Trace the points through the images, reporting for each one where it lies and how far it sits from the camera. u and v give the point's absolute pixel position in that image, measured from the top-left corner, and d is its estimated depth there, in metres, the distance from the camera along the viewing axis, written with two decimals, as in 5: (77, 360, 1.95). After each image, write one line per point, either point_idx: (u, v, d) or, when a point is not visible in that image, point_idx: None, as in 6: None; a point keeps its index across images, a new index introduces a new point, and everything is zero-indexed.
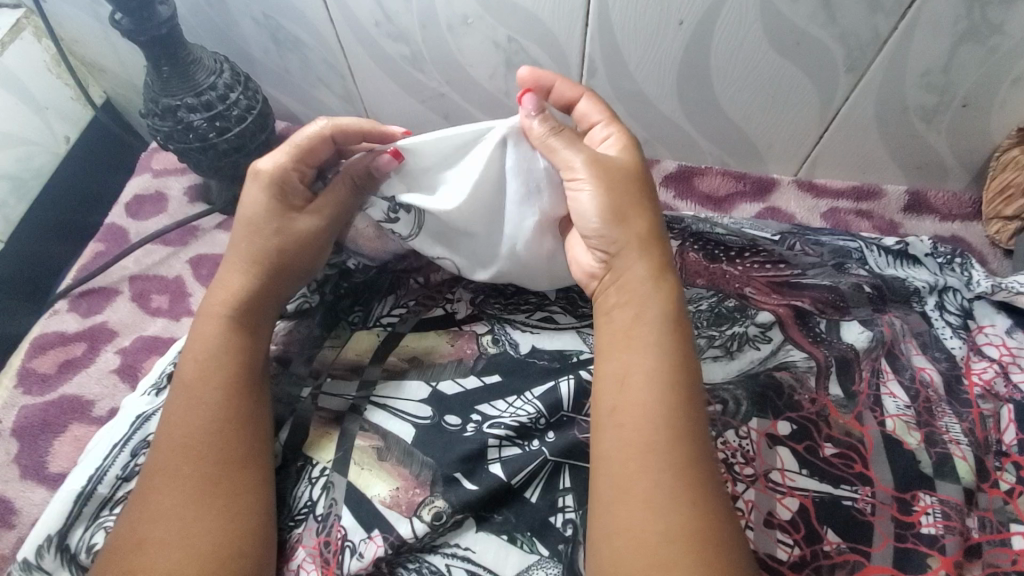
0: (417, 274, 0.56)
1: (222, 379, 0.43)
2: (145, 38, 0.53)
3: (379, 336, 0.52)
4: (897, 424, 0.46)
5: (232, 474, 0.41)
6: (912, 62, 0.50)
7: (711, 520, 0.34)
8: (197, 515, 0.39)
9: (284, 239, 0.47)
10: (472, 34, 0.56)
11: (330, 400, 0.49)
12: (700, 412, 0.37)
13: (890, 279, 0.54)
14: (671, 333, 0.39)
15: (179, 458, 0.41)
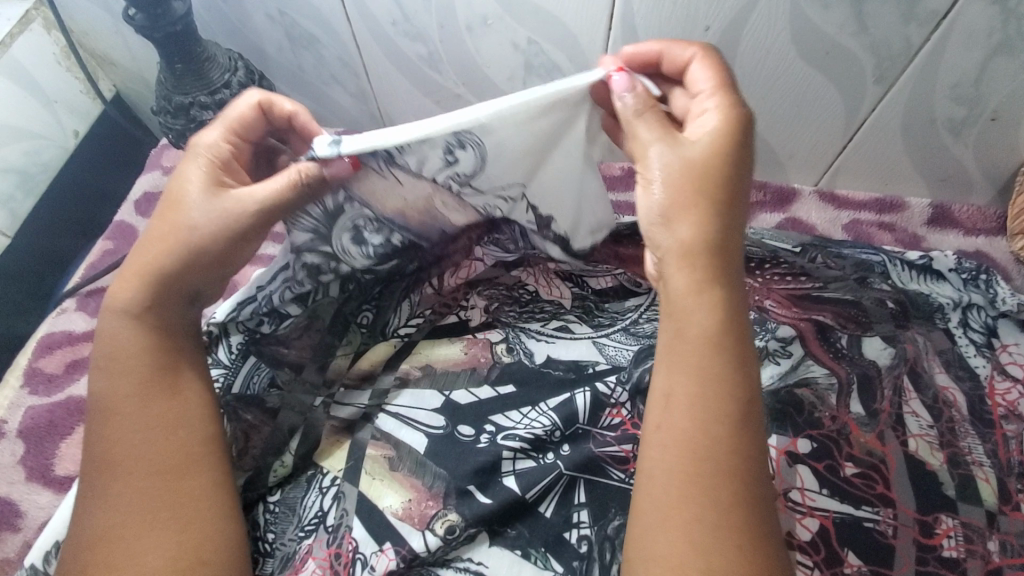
0: (433, 276, 0.54)
1: (152, 384, 0.41)
2: (159, 35, 0.52)
3: (394, 346, 0.52)
4: (919, 444, 0.45)
5: (175, 482, 0.39)
6: (943, 73, 0.48)
7: (751, 538, 0.33)
8: (142, 532, 0.37)
9: (199, 228, 0.41)
10: (491, 35, 0.55)
11: (342, 408, 0.49)
12: (745, 434, 0.35)
13: (914, 294, 0.54)
14: (716, 348, 0.36)
15: (113, 474, 0.39)
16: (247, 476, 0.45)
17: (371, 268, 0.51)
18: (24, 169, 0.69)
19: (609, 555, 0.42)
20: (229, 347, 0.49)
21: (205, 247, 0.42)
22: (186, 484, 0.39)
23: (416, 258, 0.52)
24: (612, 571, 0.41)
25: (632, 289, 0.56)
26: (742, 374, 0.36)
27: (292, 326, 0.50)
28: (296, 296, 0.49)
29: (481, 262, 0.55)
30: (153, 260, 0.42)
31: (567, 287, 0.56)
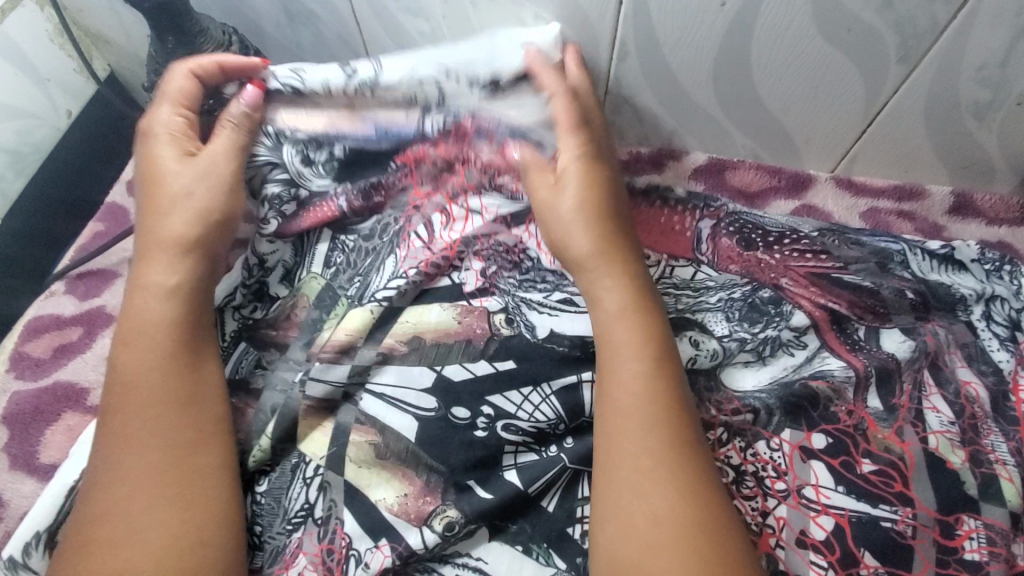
0: (423, 231, 0.52)
1: (176, 355, 0.40)
2: (149, 5, 0.49)
3: (373, 315, 0.48)
4: (940, 441, 0.43)
5: (188, 458, 0.38)
6: (970, 52, 0.46)
7: (696, 495, 0.35)
8: (149, 506, 0.35)
9: (195, 186, 0.46)
10: (496, 10, 0.52)
11: (317, 386, 0.46)
12: (674, 393, 0.38)
13: (935, 283, 0.51)
14: (632, 318, 0.41)
15: (121, 445, 0.37)
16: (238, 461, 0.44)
17: (357, 226, 0.53)
18: (16, 148, 0.69)
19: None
20: (224, 334, 0.49)
21: (207, 211, 0.46)
22: (195, 463, 0.38)
23: (404, 216, 0.53)
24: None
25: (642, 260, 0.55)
26: (649, 338, 0.40)
27: (281, 300, 0.51)
28: (285, 272, 0.52)
29: (479, 216, 0.53)
30: (153, 217, 0.45)
31: None
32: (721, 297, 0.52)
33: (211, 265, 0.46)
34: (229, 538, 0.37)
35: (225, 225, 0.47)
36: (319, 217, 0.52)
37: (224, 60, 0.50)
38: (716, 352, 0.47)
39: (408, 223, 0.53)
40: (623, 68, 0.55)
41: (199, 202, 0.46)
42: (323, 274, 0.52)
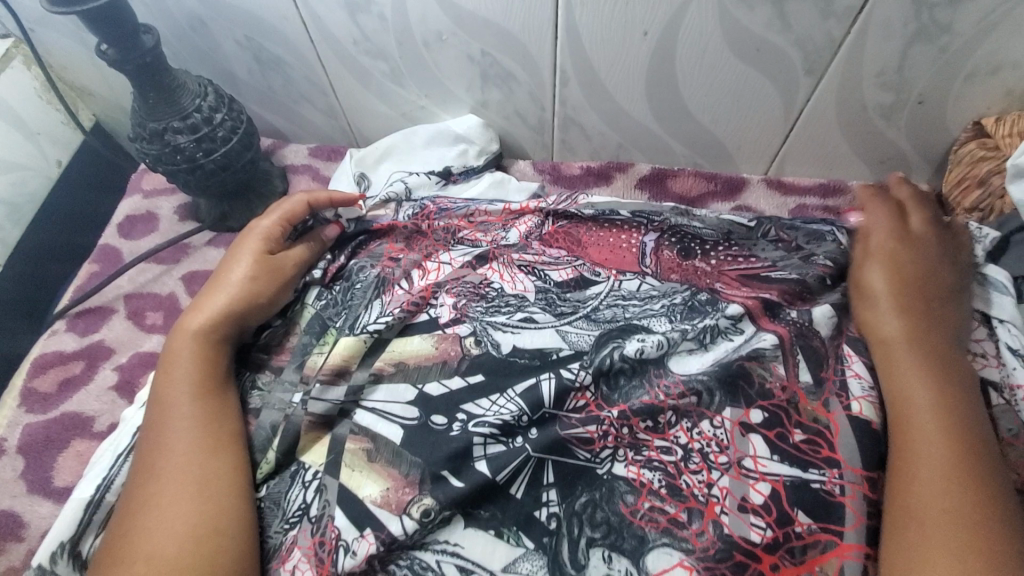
0: (403, 281, 0.59)
1: (205, 381, 0.48)
2: (131, 66, 0.51)
3: (365, 343, 0.54)
4: (863, 405, 0.47)
5: (208, 460, 0.44)
6: (867, 64, 0.50)
7: (973, 520, 0.39)
8: (174, 501, 0.41)
9: (258, 276, 0.54)
10: (447, 49, 0.58)
11: (316, 404, 0.51)
12: (941, 450, 0.43)
13: (855, 264, 0.55)
14: (931, 386, 0.46)
15: (157, 454, 0.44)
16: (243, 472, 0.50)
17: (334, 286, 0.59)
18: (11, 200, 0.69)
19: (576, 530, 0.45)
20: None
21: (255, 296, 0.54)
22: (212, 463, 0.44)
23: (378, 265, 0.60)
24: (580, 544, 0.45)
25: (591, 278, 0.59)
26: (930, 399, 0.45)
27: (282, 332, 0.57)
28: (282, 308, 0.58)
29: (448, 266, 0.60)
30: (218, 294, 0.53)
31: (530, 281, 0.59)
32: (664, 304, 0.55)
33: (243, 325, 0.53)
34: (242, 526, 0.42)
35: (265, 306, 0.55)
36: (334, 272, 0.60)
37: (337, 197, 0.63)
38: (661, 343, 0.52)
39: (384, 269, 0.60)
40: (566, 92, 0.60)
41: (254, 285, 0.54)
42: (314, 302, 0.58)
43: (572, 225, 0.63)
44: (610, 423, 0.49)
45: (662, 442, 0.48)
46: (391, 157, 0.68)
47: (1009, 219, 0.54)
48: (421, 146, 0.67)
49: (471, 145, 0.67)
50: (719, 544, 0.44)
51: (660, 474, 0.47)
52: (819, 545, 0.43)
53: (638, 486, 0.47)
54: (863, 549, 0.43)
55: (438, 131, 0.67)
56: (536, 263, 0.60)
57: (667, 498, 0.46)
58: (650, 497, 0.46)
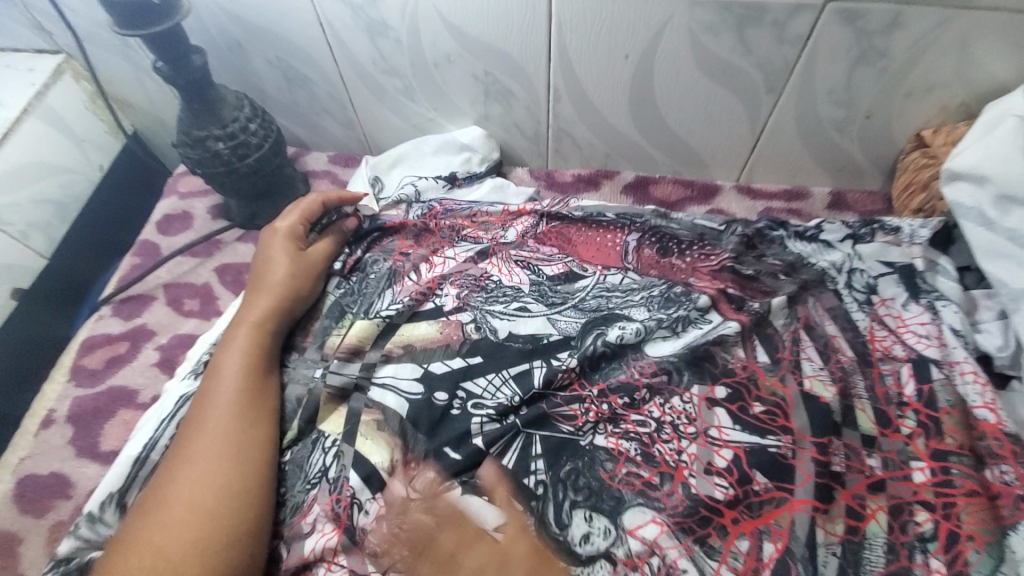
0: (412, 272, 0.66)
1: (256, 367, 0.55)
2: (182, 82, 0.59)
3: (378, 326, 0.61)
4: (813, 383, 0.54)
5: (243, 429, 0.50)
6: (818, 84, 0.58)
7: None
8: (209, 462, 0.48)
9: (295, 273, 0.62)
10: (454, 69, 0.66)
11: (335, 377, 0.58)
12: None
13: (804, 261, 0.63)
14: None
15: (202, 419, 0.51)
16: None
17: (349, 278, 0.66)
18: (60, 201, 0.76)
19: (561, 494, 0.50)
20: None
21: (294, 291, 0.62)
22: (246, 433, 0.50)
23: (390, 258, 0.67)
24: (564, 506, 0.50)
25: (579, 273, 0.65)
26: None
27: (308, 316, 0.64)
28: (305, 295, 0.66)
29: (453, 260, 0.67)
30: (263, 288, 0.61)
31: (525, 274, 0.65)
32: (644, 295, 0.62)
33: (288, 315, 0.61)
34: (262, 494, 0.48)
35: (302, 299, 0.62)
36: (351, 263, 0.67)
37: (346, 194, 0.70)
38: (639, 331, 0.58)
39: (396, 261, 0.67)
40: (559, 107, 0.68)
41: (294, 281, 0.62)
42: (333, 291, 0.65)
43: (563, 225, 0.70)
44: (591, 401, 0.55)
45: (638, 416, 0.54)
46: (402, 163, 0.75)
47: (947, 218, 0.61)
48: (430, 153, 0.75)
49: (474, 152, 0.74)
50: (686, 503, 0.49)
51: (636, 444, 0.53)
52: (775, 502, 0.49)
53: (616, 454, 0.52)
54: (812, 505, 0.48)
55: (446, 140, 0.74)
56: (531, 258, 0.67)
57: (642, 463, 0.51)
58: (627, 463, 0.52)
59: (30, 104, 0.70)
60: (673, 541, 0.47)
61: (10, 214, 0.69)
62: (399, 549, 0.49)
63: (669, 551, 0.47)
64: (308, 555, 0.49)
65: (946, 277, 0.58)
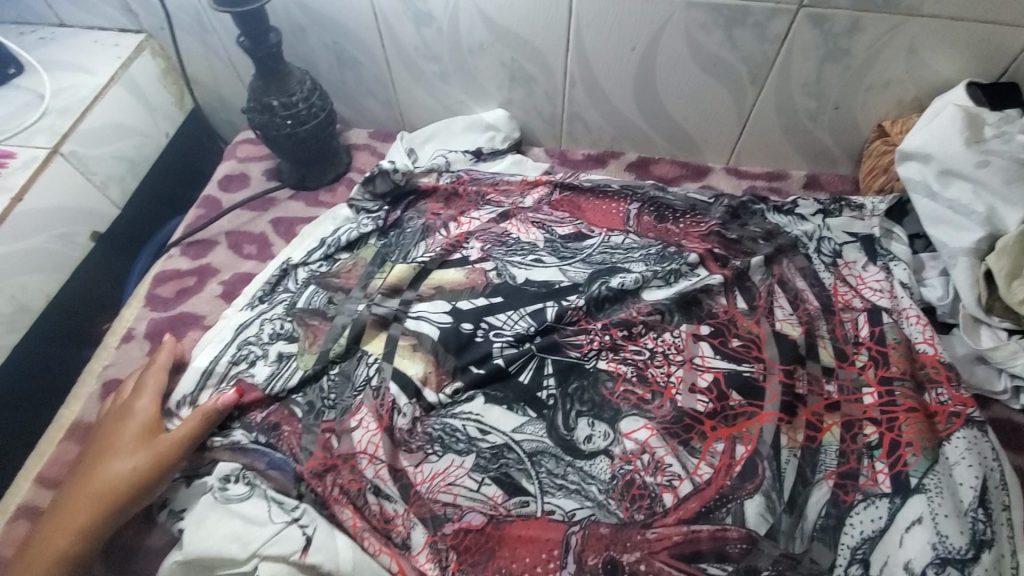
0: (443, 229, 0.76)
1: (91, 519, 0.52)
2: (259, 54, 0.70)
3: (414, 269, 0.71)
4: (784, 324, 0.64)
5: (63, 542, 0.51)
6: (794, 77, 0.69)
7: None
8: (32, 557, 0.51)
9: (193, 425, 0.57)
10: (485, 56, 0.77)
11: (379, 309, 0.67)
12: None
13: (781, 229, 0.72)
14: None
15: (57, 516, 0.53)
16: (314, 360, 0.64)
17: (390, 231, 0.77)
18: (133, 159, 0.86)
19: (569, 405, 0.60)
20: (298, 279, 0.72)
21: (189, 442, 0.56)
22: (61, 549, 0.51)
23: (424, 217, 0.78)
24: (571, 414, 0.59)
25: (587, 234, 0.75)
26: None
27: (347, 259, 0.74)
28: (348, 243, 0.75)
29: (479, 220, 0.77)
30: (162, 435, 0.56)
31: (539, 232, 0.75)
32: (642, 253, 0.72)
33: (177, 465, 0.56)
34: None
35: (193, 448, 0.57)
36: (392, 219, 0.78)
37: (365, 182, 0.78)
38: (638, 279, 0.67)
39: (429, 219, 0.77)
40: (574, 92, 0.79)
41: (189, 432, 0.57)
42: (376, 242, 0.76)
43: (574, 195, 0.80)
44: (595, 332, 0.64)
45: (635, 346, 0.64)
46: (432, 139, 0.86)
47: (903, 195, 0.72)
48: (458, 130, 0.85)
49: (498, 132, 0.85)
50: (673, 413, 0.58)
51: (632, 367, 0.62)
52: (747, 414, 0.58)
53: (615, 375, 0.62)
54: (777, 416, 0.58)
55: (472, 119, 0.85)
56: (545, 221, 0.77)
57: (637, 382, 0.61)
58: (625, 383, 0.61)
59: (117, 74, 0.82)
60: (661, 442, 0.57)
61: (95, 166, 0.80)
62: (430, 446, 0.58)
63: (658, 449, 0.56)
64: (356, 445, 0.58)
65: (899, 243, 0.69)
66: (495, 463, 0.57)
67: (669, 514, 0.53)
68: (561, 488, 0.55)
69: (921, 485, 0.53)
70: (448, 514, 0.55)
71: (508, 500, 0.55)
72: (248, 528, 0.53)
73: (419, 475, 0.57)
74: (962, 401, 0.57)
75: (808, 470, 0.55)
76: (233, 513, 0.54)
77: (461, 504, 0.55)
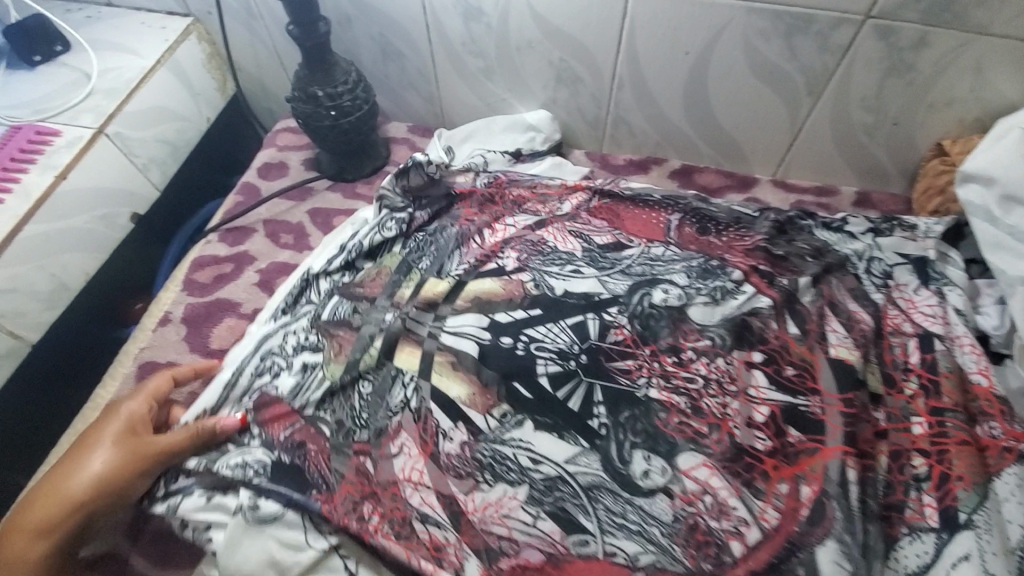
0: (477, 237, 0.75)
1: (58, 516, 0.51)
2: (308, 43, 0.69)
3: (449, 283, 0.69)
4: (840, 351, 0.61)
5: (29, 540, 0.50)
6: (854, 90, 0.67)
7: None
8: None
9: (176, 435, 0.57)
10: (533, 54, 0.75)
11: (414, 325, 0.66)
12: None
13: (830, 247, 0.70)
14: None
15: (25, 510, 0.51)
16: (341, 370, 0.64)
17: (417, 234, 0.76)
18: (174, 143, 0.87)
19: (622, 434, 0.57)
20: (320, 291, 0.72)
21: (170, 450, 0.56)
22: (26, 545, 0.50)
23: (456, 224, 0.76)
24: (625, 445, 0.56)
25: (626, 244, 0.73)
26: None
27: (371, 269, 0.74)
28: (370, 253, 0.75)
29: (513, 228, 0.75)
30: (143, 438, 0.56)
31: (577, 241, 0.73)
32: (685, 266, 0.70)
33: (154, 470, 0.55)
34: None
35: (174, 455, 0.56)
36: (416, 223, 0.77)
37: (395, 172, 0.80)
38: (681, 296, 0.66)
39: (462, 227, 0.76)
40: (621, 95, 0.77)
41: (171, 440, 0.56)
42: (401, 251, 0.75)
43: (614, 202, 0.78)
44: (643, 357, 0.61)
45: (686, 372, 0.60)
46: (471, 139, 0.85)
47: (959, 218, 0.69)
48: (498, 130, 0.84)
49: (539, 133, 0.83)
50: (732, 449, 0.56)
51: (685, 398, 0.59)
52: (809, 451, 0.55)
53: (669, 405, 0.58)
54: (840, 451, 0.55)
55: (513, 118, 0.84)
56: (583, 229, 0.75)
57: (692, 415, 0.58)
58: (679, 414, 0.58)
59: (163, 57, 0.82)
60: (724, 482, 0.54)
61: (138, 147, 0.81)
62: (481, 472, 0.56)
63: (720, 491, 0.54)
64: (397, 472, 0.58)
65: (955, 267, 0.66)
66: (550, 496, 0.55)
67: (737, 564, 0.51)
68: (621, 528, 0.53)
69: (971, 521, 0.52)
70: (503, 548, 0.54)
71: (566, 538, 0.53)
72: (288, 551, 0.54)
73: (470, 503, 0.55)
74: (1015, 436, 0.55)
75: (869, 502, 0.53)
76: (270, 534, 0.54)
77: (518, 538, 0.54)
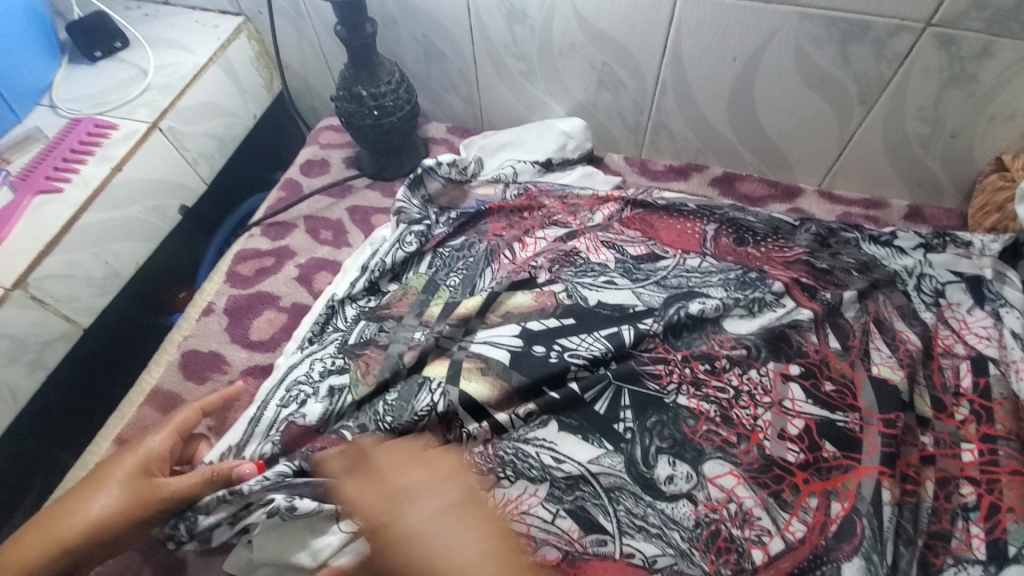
0: (507, 251, 0.74)
1: (54, 549, 0.50)
2: (355, 43, 0.70)
3: (481, 296, 0.67)
4: (882, 368, 0.59)
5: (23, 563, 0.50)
6: (909, 100, 0.65)
7: None
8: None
9: (183, 488, 0.54)
10: (575, 57, 0.75)
11: (448, 342, 0.63)
12: None
13: (878, 261, 0.68)
14: None
15: (33, 528, 0.52)
16: (368, 391, 0.61)
17: (446, 252, 0.75)
18: (222, 138, 0.90)
19: (648, 440, 0.55)
20: (345, 319, 0.71)
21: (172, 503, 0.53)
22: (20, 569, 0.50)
23: (485, 241, 0.76)
24: (650, 450, 0.55)
25: (661, 254, 0.72)
26: None
27: (396, 292, 0.73)
28: (394, 277, 0.74)
29: (544, 241, 0.75)
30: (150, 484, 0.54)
31: (609, 252, 0.72)
32: (721, 278, 0.68)
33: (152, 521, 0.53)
34: None
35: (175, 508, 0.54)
36: (435, 243, 0.76)
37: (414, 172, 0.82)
38: (719, 307, 0.63)
39: (491, 242, 0.75)
40: (663, 100, 0.76)
41: (176, 493, 0.54)
42: (426, 271, 0.74)
43: (646, 213, 0.78)
44: (675, 364, 0.60)
45: (718, 382, 0.59)
46: (500, 151, 0.86)
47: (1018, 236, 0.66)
48: (528, 139, 0.85)
49: (573, 139, 0.83)
50: (761, 461, 0.54)
51: (716, 406, 0.57)
52: (843, 468, 0.54)
53: (698, 413, 0.57)
54: (876, 470, 0.53)
55: (543, 126, 0.84)
56: (616, 239, 0.74)
57: (721, 423, 0.56)
58: (708, 422, 0.56)
59: (215, 54, 0.85)
60: (749, 492, 0.53)
61: (188, 141, 0.84)
62: (502, 469, 0.55)
63: (745, 500, 0.53)
64: None
65: (1013, 288, 0.64)
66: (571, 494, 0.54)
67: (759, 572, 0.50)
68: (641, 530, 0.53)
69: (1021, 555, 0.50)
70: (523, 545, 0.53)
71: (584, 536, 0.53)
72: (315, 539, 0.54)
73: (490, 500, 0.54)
74: None
75: (906, 526, 0.52)
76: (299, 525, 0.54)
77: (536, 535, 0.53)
